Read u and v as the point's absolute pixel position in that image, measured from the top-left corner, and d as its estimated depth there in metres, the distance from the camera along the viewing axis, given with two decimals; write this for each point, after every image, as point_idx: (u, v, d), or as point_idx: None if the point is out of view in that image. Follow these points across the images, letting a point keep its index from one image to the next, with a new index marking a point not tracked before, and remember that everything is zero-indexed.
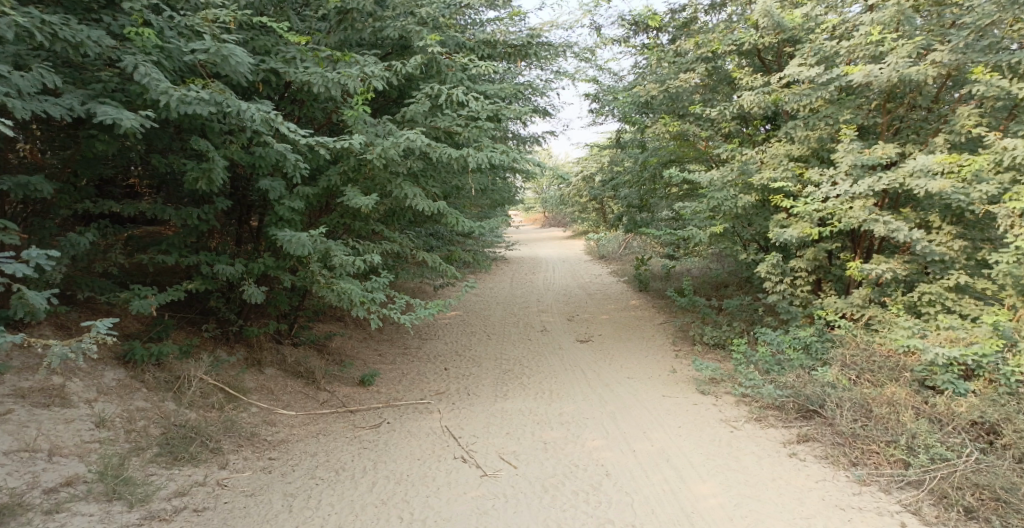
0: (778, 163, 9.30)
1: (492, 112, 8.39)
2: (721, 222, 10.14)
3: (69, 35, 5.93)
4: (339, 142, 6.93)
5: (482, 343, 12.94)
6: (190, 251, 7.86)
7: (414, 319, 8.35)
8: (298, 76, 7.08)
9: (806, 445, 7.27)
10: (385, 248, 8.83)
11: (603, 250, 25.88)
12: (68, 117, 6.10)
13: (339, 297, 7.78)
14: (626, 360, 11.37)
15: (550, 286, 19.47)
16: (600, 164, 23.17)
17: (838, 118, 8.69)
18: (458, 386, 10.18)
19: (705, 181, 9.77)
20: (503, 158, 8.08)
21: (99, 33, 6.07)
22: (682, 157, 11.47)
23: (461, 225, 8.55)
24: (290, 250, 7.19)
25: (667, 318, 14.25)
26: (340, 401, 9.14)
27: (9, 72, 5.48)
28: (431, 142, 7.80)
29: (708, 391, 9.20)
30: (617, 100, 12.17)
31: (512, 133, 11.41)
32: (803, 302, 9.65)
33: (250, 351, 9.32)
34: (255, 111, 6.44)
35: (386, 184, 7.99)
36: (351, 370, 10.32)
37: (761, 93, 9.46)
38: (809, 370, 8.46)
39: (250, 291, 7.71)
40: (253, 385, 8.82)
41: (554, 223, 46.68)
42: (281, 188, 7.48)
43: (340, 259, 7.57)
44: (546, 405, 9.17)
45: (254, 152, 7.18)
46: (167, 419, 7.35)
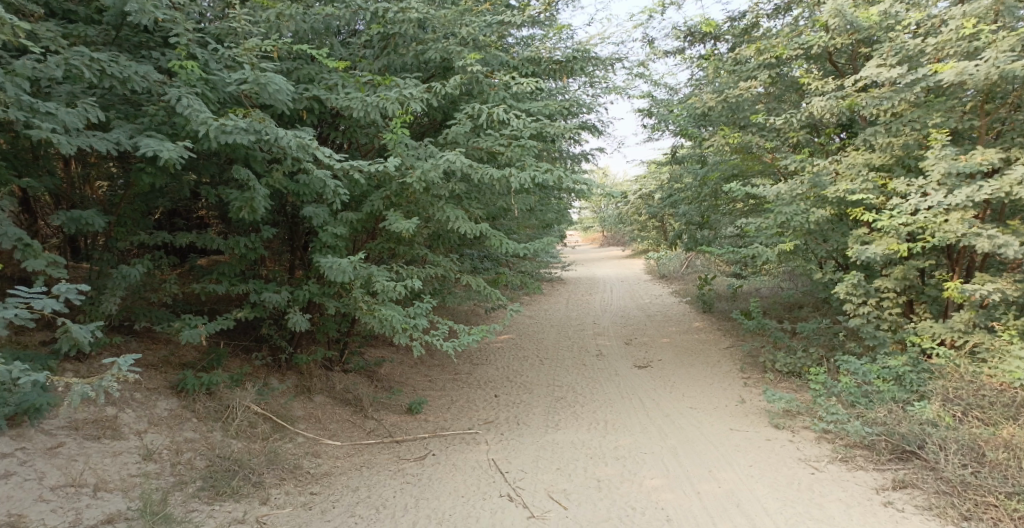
0: (857, 174, 8.51)
1: (536, 129, 7.99)
2: (790, 239, 9.40)
3: (117, 71, 5.23)
4: (377, 167, 6.52)
5: (535, 369, 12.38)
6: (239, 280, 7.43)
7: (457, 346, 7.91)
8: (339, 101, 6.61)
9: (904, 493, 6.46)
10: (429, 273, 8.48)
11: (663, 269, 25.04)
12: (117, 153, 5.38)
13: (381, 323, 7.40)
14: (688, 388, 10.62)
15: (607, 308, 18.85)
16: (659, 181, 22.55)
17: (926, 122, 7.95)
18: (508, 415, 9.66)
19: (772, 195, 9.13)
20: (548, 177, 7.63)
21: (147, 68, 5.36)
22: (746, 172, 10.77)
23: (506, 249, 8.13)
24: (330, 277, 6.89)
25: (733, 342, 13.45)
26: (387, 430, 8.52)
27: (53, 107, 4.83)
28: (472, 164, 7.44)
29: (784, 425, 8.42)
30: (674, 114, 11.56)
31: (564, 153, 10.95)
32: (892, 326, 8.94)
33: (301, 379, 8.82)
34: (292, 138, 5.71)
35: (430, 208, 7.72)
36: (400, 397, 9.85)
37: (833, 98, 8.68)
38: (903, 403, 7.81)
39: (294, 319, 7.35)
40: (301, 413, 8.21)
41: (614, 242, 45.98)
42: (325, 214, 7.19)
43: (381, 285, 7.22)
44: (600, 437, 8.57)
45: (298, 180, 6.58)
46: (213, 450, 6.55)
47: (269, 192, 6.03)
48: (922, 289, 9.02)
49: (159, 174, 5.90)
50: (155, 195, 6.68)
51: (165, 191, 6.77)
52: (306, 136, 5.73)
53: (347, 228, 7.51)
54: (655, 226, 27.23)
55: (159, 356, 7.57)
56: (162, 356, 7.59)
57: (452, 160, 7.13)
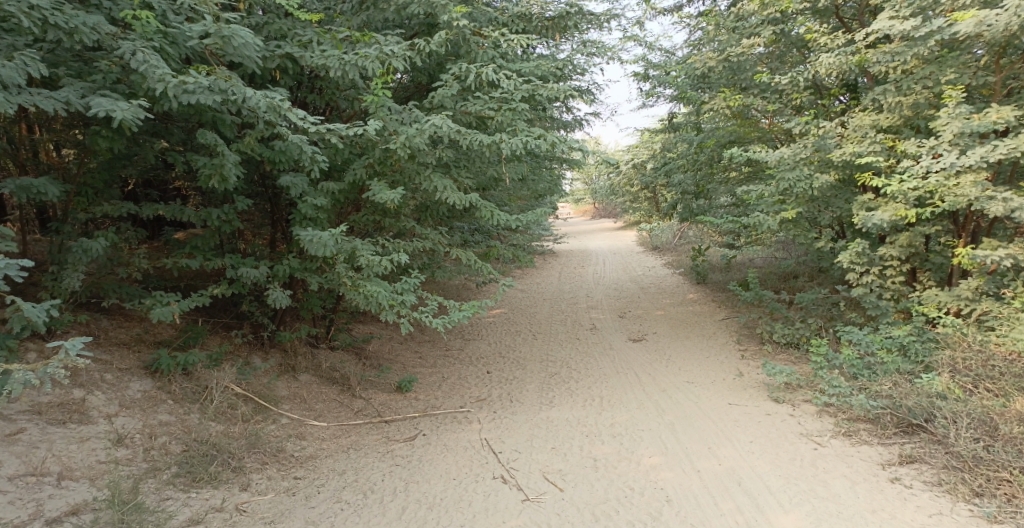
0: (863, 136, 8.32)
1: (528, 91, 7.58)
2: (792, 206, 9.13)
3: (62, 21, 4.77)
4: (359, 131, 6.09)
5: (528, 344, 12.08)
6: (214, 254, 6.98)
7: (448, 323, 7.57)
8: (314, 59, 6.14)
9: (911, 468, 6.22)
10: (417, 246, 8.10)
11: (657, 241, 24.74)
12: (66, 113, 4.93)
13: (366, 300, 7.03)
14: (685, 362, 10.37)
15: (601, 281, 18.56)
16: (651, 151, 22.18)
17: (939, 79, 7.74)
18: (501, 392, 9.37)
19: (774, 160, 8.87)
20: (540, 142, 7.23)
21: (98, 18, 4.92)
22: (742, 138, 10.62)
23: (497, 219, 7.74)
24: (311, 251, 6.51)
25: (729, 313, 13.22)
26: (375, 410, 8.19)
27: None
28: (460, 129, 7.04)
29: (784, 399, 8.17)
30: (672, 76, 11.12)
31: (556, 118, 10.53)
32: (894, 295, 8.73)
33: (285, 357, 8.44)
34: (262, 97, 5.24)
35: (415, 176, 7.32)
36: (389, 375, 9.52)
37: (842, 54, 8.40)
38: (908, 375, 7.54)
39: (274, 297, 6.91)
40: (285, 393, 7.83)
41: (605, 214, 45.63)
42: (304, 184, 6.75)
43: (366, 259, 6.87)
44: (595, 414, 8.29)
45: (273, 146, 6.15)
46: (189, 434, 6.20)
47: (239, 158, 5.57)
48: (926, 256, 8.77)
49: (117, 138, 5.46)
50: (119, 162, 6.23)
51: (130, 158, 6.32)
52: (276, 95, 5.26)
53: (329, 199, 7.11)
54: (647, 196, 26.91)
55: (132, 334, 7.18)
56: (136, 334, 7.20)
57: (437, 125, 6.73)
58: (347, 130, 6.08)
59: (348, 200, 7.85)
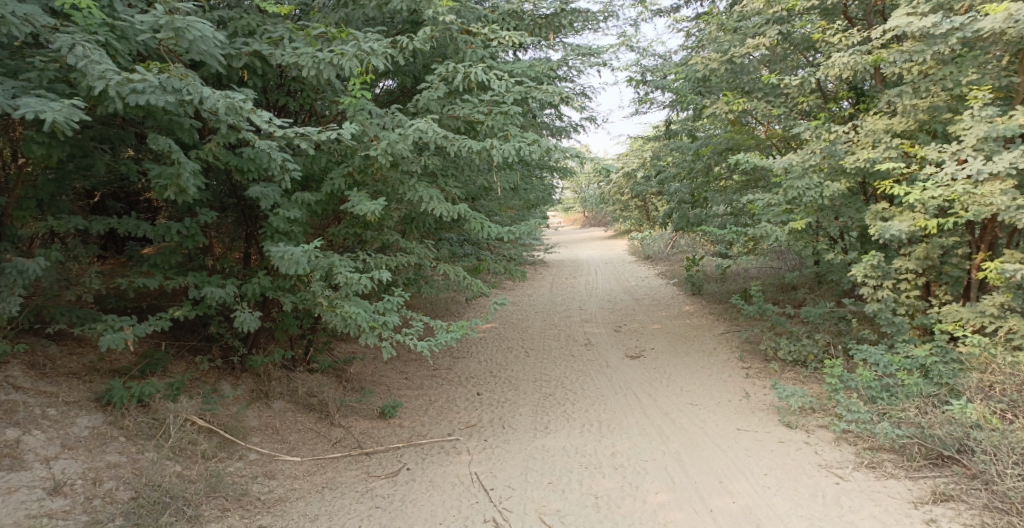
0: (877, 142, 7.77)
1: (520, 94, 7.00)
2: (801, 216, 8.60)
3: None
4: (335, 134, 5.45)
5: (520, 362, 11.44)
6: (177, 272, 6.31)
7: (434, 346, 6.93)
8: (284, 57, 5.52)
9: (948, 508, 5.69)
10: (401, 261, 7.46)
11: (648, 250, 24.21)
12: None
13: (344, 321, 6.37)
14: (687, 381, 9.76)
15: (593, 292, 17.97)
16: (643, 159, 21.70)
17: (959, 80, 7.23)
18: (492, 417, 8.72)
19: (782, 167, 8.38)
20: (534, 149, 6.64)
21: (29, 8, 4.28)
22: (739, 145, 10.21)
23: (486, 232, 7.12)
24: (283, 269, 5.83)
25: (728, 327, 12.66)
26: (355, 440, 7.50)
27: None
28: (448, 134, 6.44)
29: (796, 424, 7.57)
30: (670, 80, 10.60)
31: (547, 123, 9.98)
32: (910, 310, 8.17)
33: (257, 382, 7.76)
34: (221, 97, 4.58)
35: (398, 185, 6.69)
36: (371, 398, 8.84)
37: (857, 52, 7.87)
38: (932, 397, 7.02)
39: (242, 319, 6.15)
40: (256, 423, 7.15)
41: (595, 223, 45.11)
42: (277, 195, 6.03)
43: (344, 277, 6.23)
44: (594, 442, 7.66)
45: (242, 153, 5.52)
46: (140, 478, 5.52)
47: (199, 167, 4.91)
48: (942, 269, 8.22)
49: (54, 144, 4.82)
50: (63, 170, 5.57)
51: (76, 168, 5.67)
52: (236, 95, 4.61)
53: (303, 211, 6.46)
54: (637, 204, 26.41)
55: (84, 362, 6.50)
56: (88, 362, 6.51)
57: (422, 129, 6.14)
58: (322, 134, 5.45)
59: (326, 212, 7.21)
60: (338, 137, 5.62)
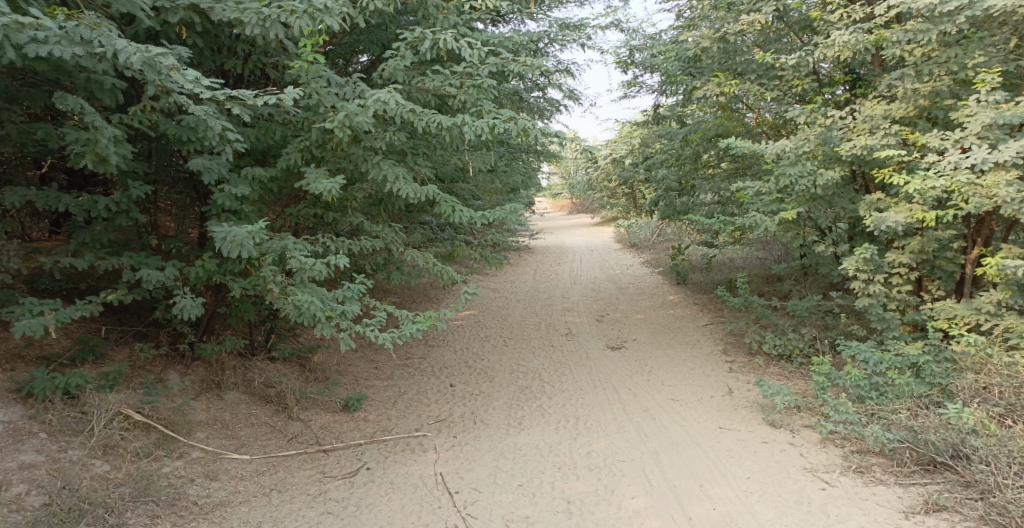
0: (875, 128, 7.41)
1: (496, 65, 6.49)
2: (792, 205, 8.21)
3: None
4: (275, 99, 4.93)
5: (497, 352, 10.99)
6: (112, 252, 5.80)
7: (398, 338, 6.44)
8: (226, 12, 5.00)
9: (941, 519, 5.33)
10: (365, 245, 6.97)
11: (634, 238, 23.81)
12: None
13: (297, 310, 5.87)
14: (669, 375, 9.35)
15: (578, 279, 17.55)
16: (633, 144, 21.25)
17: (965, 62, 6.91)
18: (464, 411, 8.27)
19: (775, 152, 7.97)
20: (509, 127, 6.13)
21: None
22: (728, 131, 9.87)
23: (458, 217, 6.62)
24: (226, 251, 5.36)
25: (713, 318, 12.29)
26: (314, 436, 7.01)
27: None
28: (414, 109, 5.93)
29: (781, 423, 7.17)
30: (659, 59, 10.13)
31: (529, 102, 9.48)
32: (901, 305, 7.80)
33: (209, 372, 7.26)
34: (137, 50, 4.15)
35: (360, 162, 6.17)
36: (336, 390, 8.35)
37: (858, 30, 7.46)
38: (924, 400, 6.66)
39: (182, 306, 5.68)
40: (203, 417, 6.66)
41: (583, 209, 44.68)
42: (223, 169, 5.51)
43: (297, 262, 5.73)
44: (569, 439, 7.25)
45: (180, 120, 5.05)
46: (56, 481, 5.08)
47: (118, 132, 4.48)
48: (935, 263, 7.83)
49: None
50: None
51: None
52: (155, 49, 4.16)
53: (254, 189, 5.99)
54: (625, 191, 25.95)
55: (9, 350, 6.03)
56: (14, 349, 6.05)
57: (383, 100, 5.63)
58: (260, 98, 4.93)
59: (283, 190, 6.71)
60: (281, 102, 5.09)
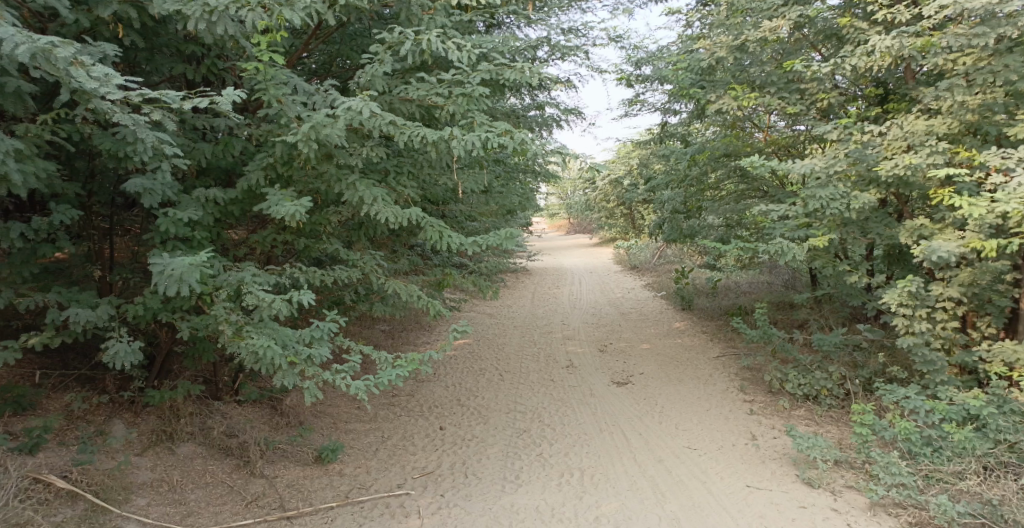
0: (916, 145, 6.51)
1: (491, 71, 5.64)
2: (821, 230, 7.34)
3: None
4: (208, 102, 4.04)
5: (493, 388, 10.02)
6: (33, 288, 4.92)
7: (378, 386, 5.50)
8: (164, 1, 4.16)
9: None
10: (340, 276, 6.07)
11: (634, 258, 22.88)
12: None
13: (255, 356, 4.94)
14: (683, 417, 8.40)
15: (576, 304, 16.62)
16: (633, 164, 20.43)
17: (1023, 71, 6.07)
18: (454, 460, 7.31)
19: (804, 172, 7.08)
20: (505, 141, 5.25)
21: None
22: (739, 150, 9.11)
23: (446, 243, 5.67)
24: (165, 288, 4.41)
25: (725, 349, 11.36)
26: (277, 497, 6.06)
27: None
28: (395, 120, 5.06)
29: (819, 483, 6.21)
30: (668, 70, 9.32)
31: (523, 116, 8.63)
32: (945, 344, 6.79)
33: (161, 421, 6.38)
34: (23, 40, 3.34)
35: (334, 181, 5.25)
36: (310, 437, 7.39)
37: (903, 34, 6.60)
38: (988, 460, 5.75)
39: (114, 351, 4.79)
40: (148, 478, 5.84)
41: (580, 229, 43.83)
42: (166, 189, 4.64)
43: (256, 299, 4.83)
44: (574, 499, 6.31)
45: (108, 132, 4.22)
46: None
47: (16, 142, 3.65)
48: (985, 297, 6.84)
49: None
50: None
51: None
52: (47, 38, 3.36)
53: (208, 212, 5.13)
54: (624, 211, 25.13)
55: None
56: None
57: (356, 108, 4.82)
58: (187, 99, 4.09)
59: (247, 213, 5.81)
60: (218, 105, 4.23)
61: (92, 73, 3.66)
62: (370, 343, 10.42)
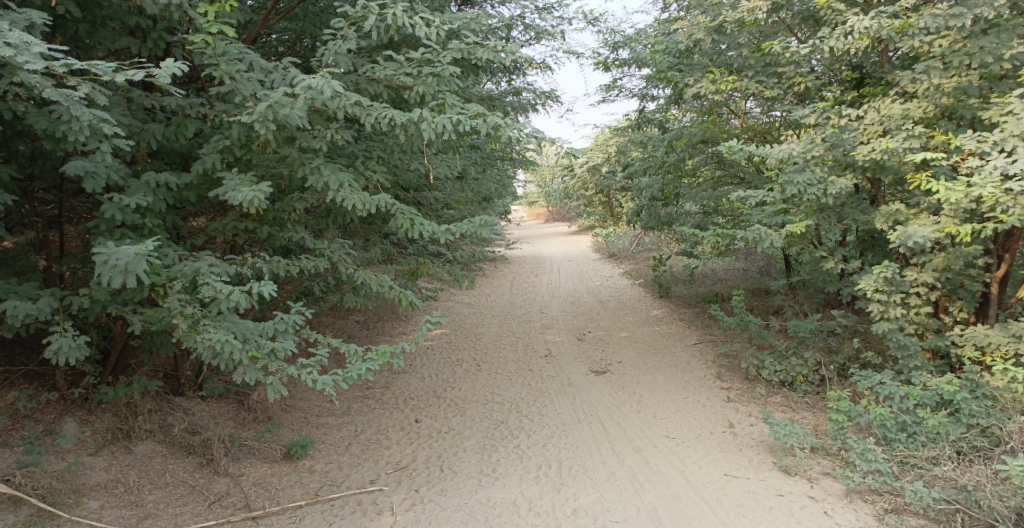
0: (894, 128, 6.42)
1: (461, 50, 5.40)
2: (798, 216, 7.24)
3: None
4: (142, 73, 3.77)
5: (470, 379, 9.84)
6: None
7: (344, 380, 5.27)
8: None
9: None
10: (305, 265, 5.82)
11: (613, 247, 22.78)
12: None
13: (213, 350, 4.68)
14: (660, 406, 8.29)
15: (555, 292, 16.47)
16: (611, 151, 20.31)
17: (999, 53, 5.99)
18: (429, 454, 7.12)
19: (781, 156, 6.96)
20: (477, 124, 5.02)
21: None
22: (716, 135, 8.98)
23: (417, 232, 5.44)
24: (110, 278, 4.14)
25: (702, 336, 11.29)
26: (242, 496, 5.83)
27: None
28: (360, 101, 4.86)
29: (795, 471, 6.12)
30: (645, 53, 9.16)
31: (497, 101, 8.41)
32: (920, 329, 6.72)
33: (118, 419, 6.11)
34: None
35: (296, 165, 5.00)
36: (279, 433, 7.14)
37: (880, 15, 6.46)
38: (963, 445, 5.70)
39: (58, 346, 4.51)
40: (102, 479, 5.57)
41: (559, 217, 43.70)
42: (113, 173, 4.36)
43: (212, 289, 4.57)
44: (552, 492, 6.16)
45: (40, 111, 3.95)
46: None
47: None
48: (957, 282, 6.79)
49: None
50: None
51: None
52: None
53: (160, 198, 4.82)
54: (603, 199, 25.04)
55: None
56: None
57: (317, 86, 4.52)
58: (123, 72, 3.85)
59: (206, 200, 5.52)
60: (156, 77, 3.97)
61: (11, 42, 3.41)
62: (343, 334, 10.16)
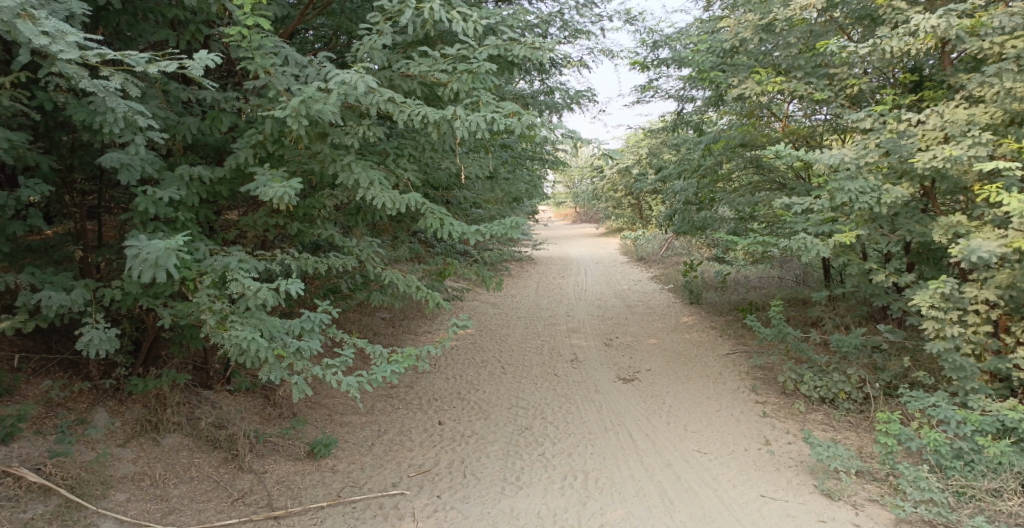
0: (955, 135, 6.08)
1: (497, 47, 5.23)
2: (844, 225, 6.93)
3: None
4: (175, 65, 3.65)
5: (495, 381, 9.67)
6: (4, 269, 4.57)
7: (371, 383, 5.12)
8: None
9: None
10: (334, 263, 5.70)
11: (641, 250, 22.45)
12: None
13: (239, 349, 4.58)
14: (691, 418, 8.03)
15: (582, 295, 16.23)
16: (642, 153, 19.99)
17: None
18: (452, 458, 6.97)
19: (829, 163, 6.66)
20: (512, 123, 4.81)
21: None
22: (757, 139, 8.68)
23: (447, 232, 5.26)
24: (139, 273, 4.05)
25: (735, 345, 10.98)
26: (265, 494, 5.73)
27: None
28: (394, 97, 4.71)
29: (839, 495, 5.84)
30: (686, 53, 8.89)
31: (532, 99, 8.22)
32: (976, 349, 6.36)
33: (147, 411, 6.07)
34: None
35: (328, 162, 4.87)
36: (302, 431, 7.05)
37: (954, 11, 6.12)
38: None
39: (89, 338, 4.43)
40: (130, 471, 5.53)
41: (587, 218, 43.35)
42: (145, 165, 4.26)
43: (241, 287, 4.46)
44: (578, 504, 5.96)
45: (76, 100, 3.88)
46: None
47: None
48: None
49: None
50: None
51: None
52: None
53: (192, 191, 4.73)
54: (632, 201, 24.70)
55: None
56: None
57: (351, 82, 4.39)
58: (156, 63, 3.74)
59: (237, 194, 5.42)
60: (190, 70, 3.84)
61: (46, 31, 3.31)
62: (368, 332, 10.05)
